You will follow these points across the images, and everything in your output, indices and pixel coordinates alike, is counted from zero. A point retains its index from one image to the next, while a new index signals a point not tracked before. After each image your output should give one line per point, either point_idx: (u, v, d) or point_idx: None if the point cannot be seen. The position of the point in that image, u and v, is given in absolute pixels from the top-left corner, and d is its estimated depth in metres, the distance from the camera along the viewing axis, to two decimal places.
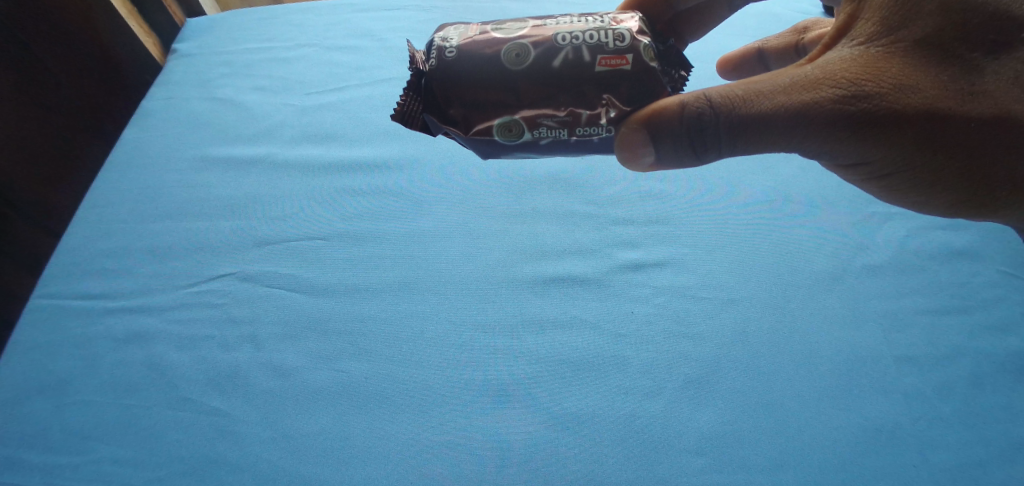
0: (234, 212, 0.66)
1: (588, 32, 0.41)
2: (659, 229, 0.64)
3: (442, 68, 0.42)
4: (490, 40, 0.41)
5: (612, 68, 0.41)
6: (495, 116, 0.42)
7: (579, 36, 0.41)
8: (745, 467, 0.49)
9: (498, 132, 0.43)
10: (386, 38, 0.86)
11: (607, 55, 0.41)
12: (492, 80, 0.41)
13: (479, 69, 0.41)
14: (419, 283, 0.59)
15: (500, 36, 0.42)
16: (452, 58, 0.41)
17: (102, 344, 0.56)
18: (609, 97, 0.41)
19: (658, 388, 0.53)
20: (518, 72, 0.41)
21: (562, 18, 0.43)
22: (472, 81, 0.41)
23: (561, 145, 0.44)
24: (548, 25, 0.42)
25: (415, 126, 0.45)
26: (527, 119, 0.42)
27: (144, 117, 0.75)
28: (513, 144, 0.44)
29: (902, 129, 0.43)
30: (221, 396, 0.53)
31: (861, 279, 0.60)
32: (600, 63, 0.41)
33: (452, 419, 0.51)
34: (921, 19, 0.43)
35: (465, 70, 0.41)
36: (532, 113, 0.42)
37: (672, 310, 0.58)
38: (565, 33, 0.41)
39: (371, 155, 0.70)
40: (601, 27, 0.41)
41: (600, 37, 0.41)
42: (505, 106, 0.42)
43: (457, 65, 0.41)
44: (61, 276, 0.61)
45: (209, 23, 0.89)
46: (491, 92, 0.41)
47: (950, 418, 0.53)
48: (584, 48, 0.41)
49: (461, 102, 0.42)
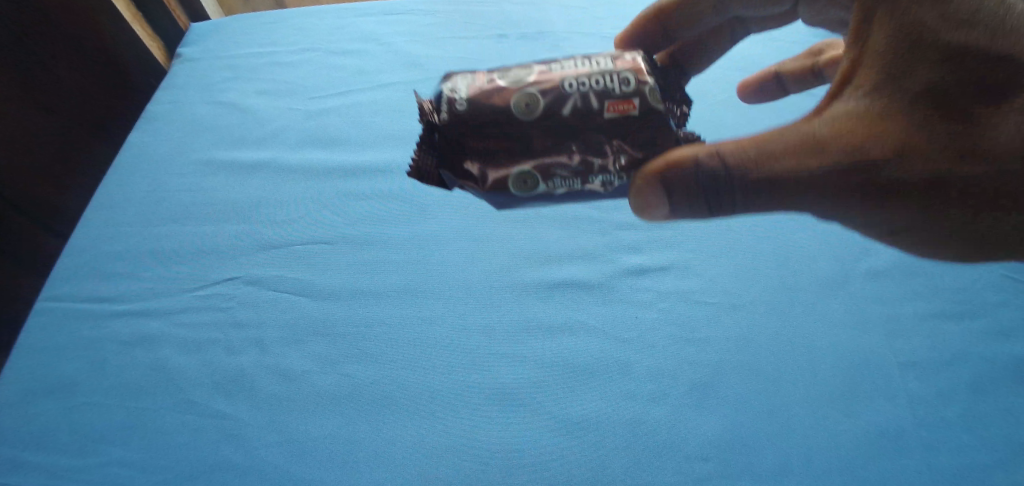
0: (240, 216, 0.66)
1: (594, 76, 0.42)
2: (662, 233, 0.64)
3: (456, 121, 0.42)
4: (501, 91, 0.42)
5: (621, 113, 0.42)
6: (509, 177, 0.43)
7: (587, 82, 0.42)
8: (746, 471, 0.49)
9: (514, 186, 0.44)
10: (390, 41, 0.86)
11: (615, 101, 0.41)
12: (505, 132, 0.42)
13: (491, 117, 0.42)
14: (424, 288, 0.60)
15: (509, 85, 0.42)
16: (464, 111, 0.42)
17: (110, 348, 0.56)
18: (619, 143, 0.42)
19: (661, 394, 0.53)
20: (530, 123, 0.42)
21: (568, 61, 0.44)
22: (484, 132, 0.42)
23: (577, 193, 0.45)
24: (555, 70, 0.43)
25: (431, 180, 0.46)
26: (540, 170, 0.43)
27: (150, 121, 0.76)
28: (529, 196, 0.45)
29: (910, 194, 0.44)
30: (229, 400, 0.53)
31: (861, 285, 0.61)
32: (609, 109, 0.41)
33: (457, 425, 0.51)
34: (926, 74, 0.43)
35: (478, 121, 0.42)
36: (546, 164, 0.43)
37: (674, 315, 0.58)
38: (572, 79, 0.42)
39: (375, 159, 0.71)
40: (607, 71, 0.42)
41: (607, 82, 0.41)
42: (518, 163, 0.43)
43: (470, 116, 0.42)
44: (69, 280, 0.61)
45: (213, 25, 0.89)
46: (502, 144, 0.43)
47: (947, 423, 0.53)
48: (592, 95, 0.41)
49: (475, 156, 0.43)
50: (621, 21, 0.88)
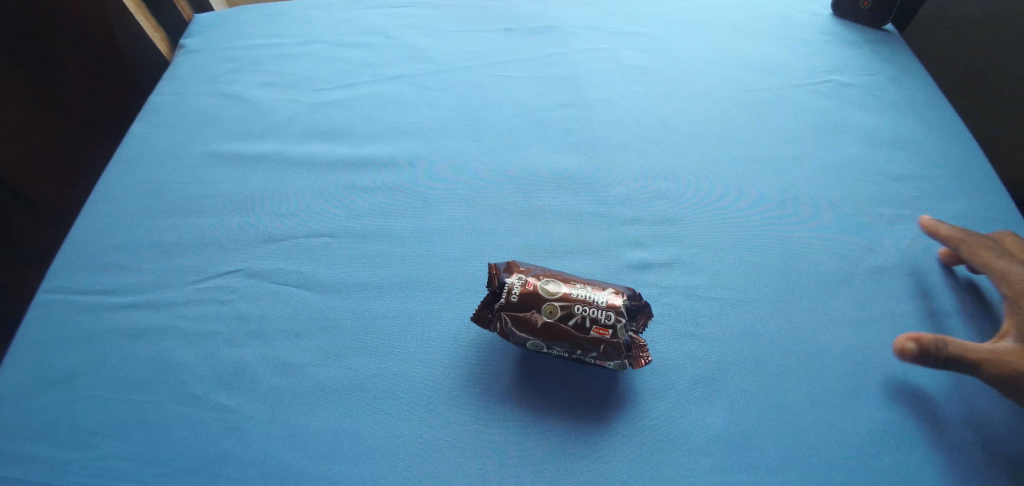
0: (243, 208, 0.66)
1: (587, 308, 0.52)
2: (667, 229, 0.64)
3: (500, 312, 0.53)
4: (528, 306, 0.53)
5: (601, 337, 0.51)
6: (528, 334, 0.53)
7: (582, 312, 0.52)
8: (751, 468, 0.49)
9: (529, 348, 0.54)
10: (395, 35, 0.85)
11: (599, 326, 0.51)
12: (527, 319, 0.52)
13: (522, 313, 0.53)
14: (428, 282, 0.59)
15: (534, 304, 0.53)
16: (508, 303, 0.53)
17: (110, 340, 0.56)
18: (603, 353, 0.52)
19: (666, 390, 0.53)
20: (541, 334, 0.52)
21: (583, 288, 0.54)
22: (518, 308, 0.53)
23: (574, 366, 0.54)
24: (569, 296, 0.53)
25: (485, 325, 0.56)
26: (545, 344, 0.53)
27: (152, 113, 0.75)
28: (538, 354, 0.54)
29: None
30: (230, 393, 0.53)
31: (868, 282, 0.60)
32: (593, 331, 0.51)
33: (459, 420, 0.51)
34: None
35: (512, 319, 0.53)
36: (551, 345, 0.53)
37: (679, 310, 0.58)
38: (576, 310, 0.52)
39: (379, 153, 0.70)
40: (597, 306, 0.52)
41: (596, 314, 0.52)
42: (533, 322, 0.52)
43: (508, 316, 0.53)
44: (70, 271, 0.61)
45: (216, 17, 0.89)
46: (524, 323, 0.52)
47: (955, 420, 0.52)
48: (582, 321, 0.52)
49: (505, 319, 0.53)
50: (628, 17, 0.88)
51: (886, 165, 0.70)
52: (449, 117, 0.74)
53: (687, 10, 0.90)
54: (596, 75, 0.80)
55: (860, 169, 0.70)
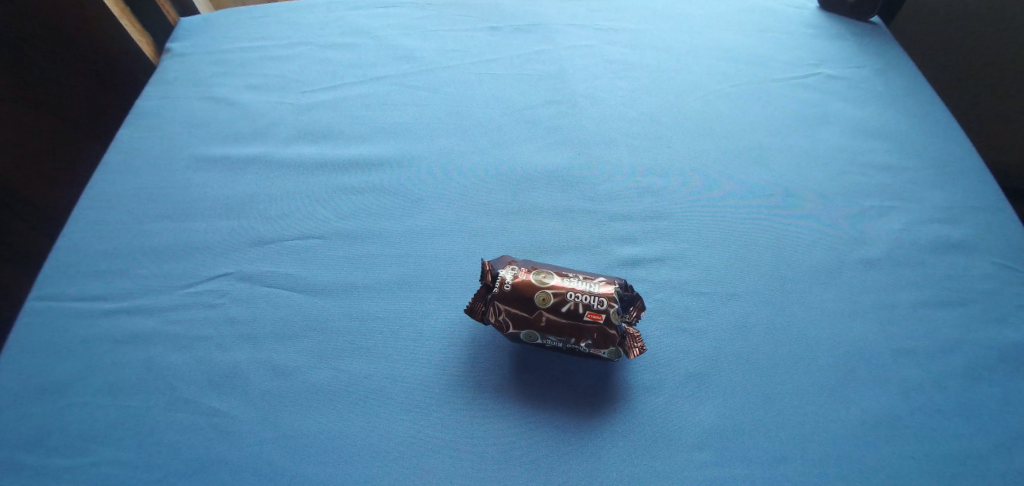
0: (231, 212, 0.65)
1: (580, 295, 0.51)
2: (657, 225, 0.64)
3: (493, 304, 0.52)
4: (521, 296, 0.51)
5: (596, 323, 0.50)
6: (522, 327, 0.52)
7: (576, 299, 0.51)
8: (745, 461, 0.49)
9: (525, 339, 0.53)
10: (382, 35, 0.85)
11: (593, 312, 0.50)
12: (521, 310, 0.51)
13: (516, 303, 0.51)
14: (418, 282, 0.59)
15: (527, 294, 0.51)
16: (501, 295, 0.52)
17: (99, 346, 0.56)
18: (598, 341, 0.51)
19: (659, 385, 0.53)
20: (536, 324, 0.51)
21: (575, 277, 0.53)
22: (511, 299, 0.51)
23: (571, 355, 0.54)
24: (562, 284, 0.52)
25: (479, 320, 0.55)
26: (541, 335, 0.52)
27: (140, 118, 0.75)
28: (534, 346, 0.54)
29: None
30: (220, 397, 0.53)
31: (858, 274, 0.60)
32: (587, 318, 0.50)
33: (450, 419, 0.51)
34: None
35: (506, 311, 0.52)
36: (546, 335, 0.51)
37: (670, 305, 0.58)
38: (569, 297, 0.51)
39: (368, 153, 0.70)
40: (590, 292, 0.51)
41: (590, 301, 0.51)
42: (527, 313, 0.51)
43: (501, 308, 0.52)
44: (58, 278, 0.60)
45: (203, 20, 0.88)
46: (519, 314, 0.51)
47: (947, 410, 0.53)
48: (576, 309, 0.51)
49: (499, 312, 0.52)
50: (615, 14, 0.88)
51: (875, 157, 0.70)
52: (437, 117, 0.74)
53: (673, 5, 0.90)
54: (584, 72, 0.80)
55: (849, 161, 0.70)
